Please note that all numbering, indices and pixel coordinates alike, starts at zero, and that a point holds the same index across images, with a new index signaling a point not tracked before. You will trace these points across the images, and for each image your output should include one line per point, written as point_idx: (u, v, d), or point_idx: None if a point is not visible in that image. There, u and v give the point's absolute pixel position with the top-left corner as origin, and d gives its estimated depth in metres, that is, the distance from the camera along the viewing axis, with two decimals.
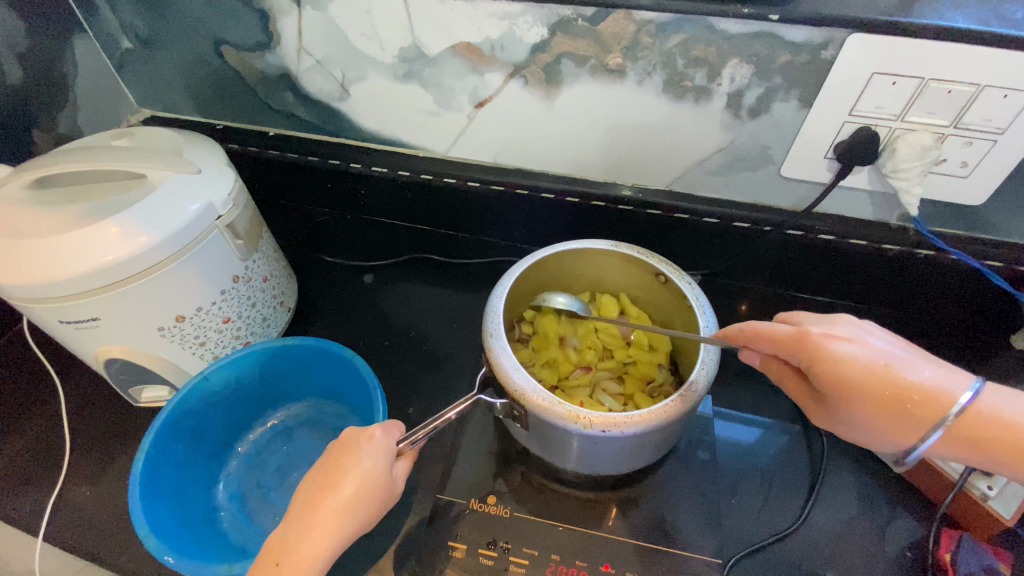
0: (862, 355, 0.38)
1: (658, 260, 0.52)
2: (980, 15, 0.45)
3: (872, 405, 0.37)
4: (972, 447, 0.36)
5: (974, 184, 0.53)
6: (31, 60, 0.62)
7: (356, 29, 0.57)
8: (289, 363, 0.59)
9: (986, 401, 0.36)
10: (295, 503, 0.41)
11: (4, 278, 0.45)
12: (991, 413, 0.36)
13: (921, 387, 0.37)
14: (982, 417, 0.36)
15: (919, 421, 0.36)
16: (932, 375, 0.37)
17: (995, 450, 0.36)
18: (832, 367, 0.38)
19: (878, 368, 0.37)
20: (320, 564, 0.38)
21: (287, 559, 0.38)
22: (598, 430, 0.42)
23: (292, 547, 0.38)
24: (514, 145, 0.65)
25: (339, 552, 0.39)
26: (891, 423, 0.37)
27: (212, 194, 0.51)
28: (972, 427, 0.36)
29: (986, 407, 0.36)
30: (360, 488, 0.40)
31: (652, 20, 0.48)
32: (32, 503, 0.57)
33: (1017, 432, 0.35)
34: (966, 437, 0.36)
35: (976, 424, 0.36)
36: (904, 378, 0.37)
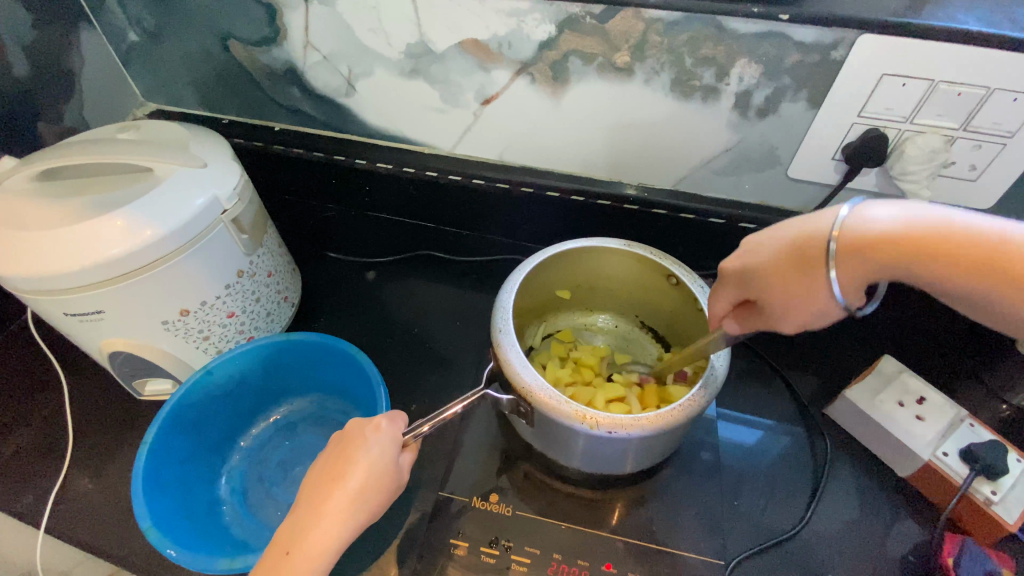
0: (763, 239, 0.41)
1: (672, 262, 0.51)
2: (992, 17, 0.44)
3: (780, 270, 0.38)
4: (895, 256, 0.35)
5: (982, 187, 0.52)
6: (37, 51, 0.62)
7: (364, 25, 0.56)
8: (295, 360, 0.59)
9: (856, 221, 0.36)
10: (303, 494, 0.41)
11: (10, 271, 0.46)
12: (860, 227, 0.36)
13: (817, 227, 0.38)
14: (869, 230, 0.35)
15: (820, 267, 0.36)
16: (832, 214, 0.38)
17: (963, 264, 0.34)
18: (734, 271, 0.41)
19: (767, 245, 0.40)
20: (331, 553, 0.38)
21: (297, 547, 0.38)
22: (604, 431, 0.42)
23: (301, 535, 0.38)
24: (520, 142, 0.64)
25: (349, 542, 0.39)
26: (798, 282, 0.37)
27: (218, 188, 0.51)
28: (852, 253, 0.36)
29: (856, 223, 0.36)
30: (368, 479, 0.40)
31: (661, 18, 0.48)
32: (35, 495, 0.57)
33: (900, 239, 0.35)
34: (878, 249, 0.35)
35: (885, 234, 0.35)
36: (804, 233, 0.38)
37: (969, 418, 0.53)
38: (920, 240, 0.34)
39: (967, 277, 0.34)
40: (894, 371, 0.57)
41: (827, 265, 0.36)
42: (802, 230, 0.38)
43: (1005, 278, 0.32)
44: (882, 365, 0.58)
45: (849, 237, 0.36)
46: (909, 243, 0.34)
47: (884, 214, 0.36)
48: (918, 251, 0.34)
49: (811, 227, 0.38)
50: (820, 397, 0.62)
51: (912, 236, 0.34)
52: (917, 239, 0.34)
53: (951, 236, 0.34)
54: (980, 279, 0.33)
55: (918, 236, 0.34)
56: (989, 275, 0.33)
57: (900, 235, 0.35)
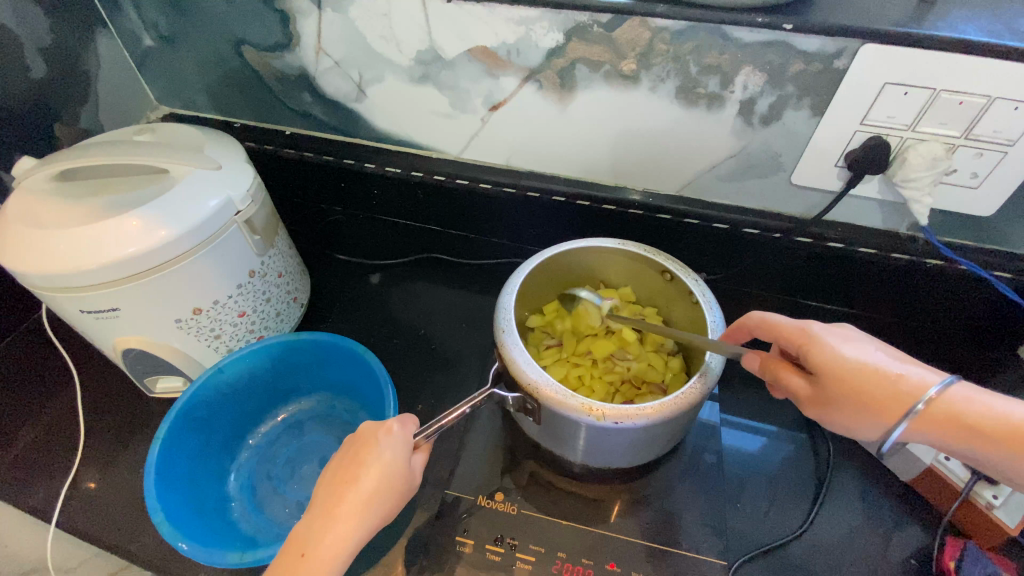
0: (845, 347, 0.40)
1: (665, 258, 0.53)
2: (992, 28, 0.45)
3: (862, 399, 0.38)
4: (958, 440, 0.37)
5: (984, 195, 0.53)
6: (55, 55, 0.63)
7: (375, 32, 0.58)
8: (302, 357, 0.60)
9: (957, 395, 0.37)
10: (317, 495, 0.41)
11: (29, 269, 0.47)
12: (959, 403, 0.37)
13: (913, 381, 0.38)
14: (957, 405, 0.37)
15: (897, 416, 0.37)
16: (932, 377, 0.38)
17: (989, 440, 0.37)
18: (821, 355, 0.40)
19: (855, 354, 0.39)
20: (345, 554, 0.39)
21: (312, 548, 0.38)
22: (611, 423, 0.42)
23: (316, 539, 0.39)
24: (527, 147, 0.65)
25: (363, 543, 0.40)
26: (871, 415, 0.38)
27: (232, 189, 0.52)
28: (936, 418, 0.37)
29: (955, 399, 0.37)
30: (382, 482, 0.41)
31: (667, 28, 0.49)
32: (47, 489, 0.58)
33: (954, 414, 0.37)
34: (968, 425, 0.37)
35: (967, 414, 0.37)
36: (890, 376, 0.38)
37: None
38: (980, 426, 0.37)
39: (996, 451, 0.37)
40: None
41: (908, 417, 0.37)
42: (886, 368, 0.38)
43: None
44: None
45: (942, 403, 0.37)
46: (973, 417, 0.37)
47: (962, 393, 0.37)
48: (978, 422, 0.37)
49: (902, 381, 0.38)
50: None
51: (984, 420, 0.37)
52: (986, 422, 0.37)
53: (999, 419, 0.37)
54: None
55: (999, 429, 0.36)
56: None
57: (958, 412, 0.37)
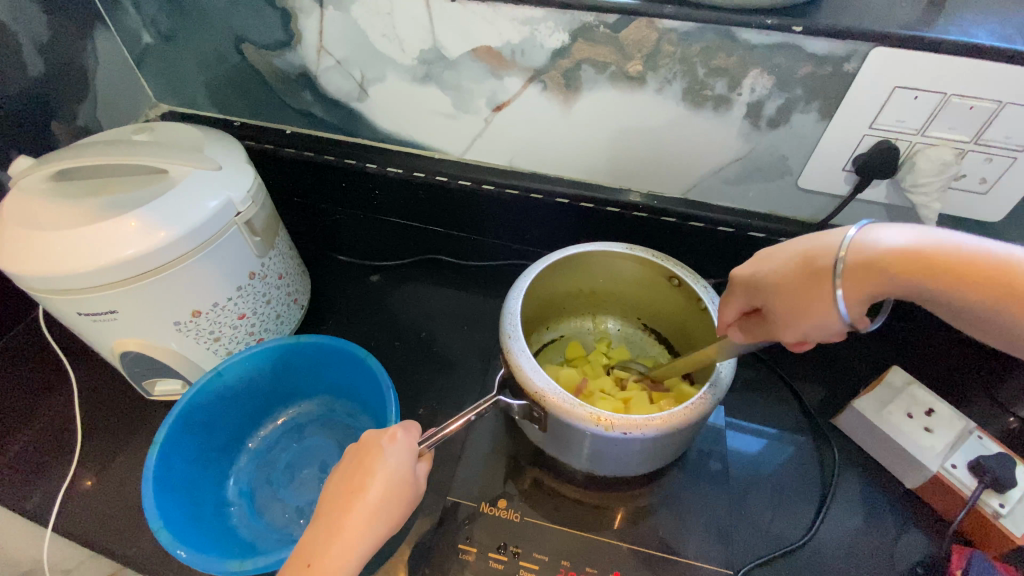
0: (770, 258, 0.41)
1: (673, 263, 0.52)
2: (1005, 32, 0.44)
3: (789, 286, 0.38)
4: (901, 267, 0.34)
5: (993, 200, 0.52)
6: (53, 52, 0.63)
7: (378, 31, 0.57)
8: (304, 361, 0.59)
9: (865, 239, 0.36)
10: (322, 505, 0.41)
11: (25, 270, 0.46)
12: (867, 246, 0.36)
13: (828, 245, 0.37)
14: (874, 248, 0.35)
15: (829, 283, 0.36)
16: (840, 235, 0.38)
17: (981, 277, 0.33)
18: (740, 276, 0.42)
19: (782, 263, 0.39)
20: (350, 565, 0.38)
21: (316, 559, 0.38)
22: (619, 433, 0.42)
23: (320, 550, 0.38)
24: (530, 149, 0.65)
25: (367, 554, 0.39)
26: (806, 299, 0.37)
27: (232, 190, 0.51)
28: (862, 261, 0.35)
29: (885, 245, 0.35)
30: (386, 492, 0.40)
31: (674, 29, 0.49)
32: (44, 492, 0.58)
33: (930, 256, 0.34)
34: (886, 267, 0.35)
35: (888, 248, 0.35)
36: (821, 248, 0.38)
37: (978, 430, 0.53)
38: (912, 258, 0.34)
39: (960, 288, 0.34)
40: (903, 384, 0.57)
41: (834, 280, 0.36)
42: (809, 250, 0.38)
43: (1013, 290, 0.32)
44: (891, 378, 0.57)
45: (860, 247, 0.36)
46: (906, 253, 0.35)
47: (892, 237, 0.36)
48: (911, 250, 0.35)
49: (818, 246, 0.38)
50: (828, 407, 0.62)
51: (908, 253, 0.35)
52: (912, 246, 0.35)
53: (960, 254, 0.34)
54: (966, 286, 0.33)
55: (909, 253, 0.34)
56: (982, 291, 0.33)
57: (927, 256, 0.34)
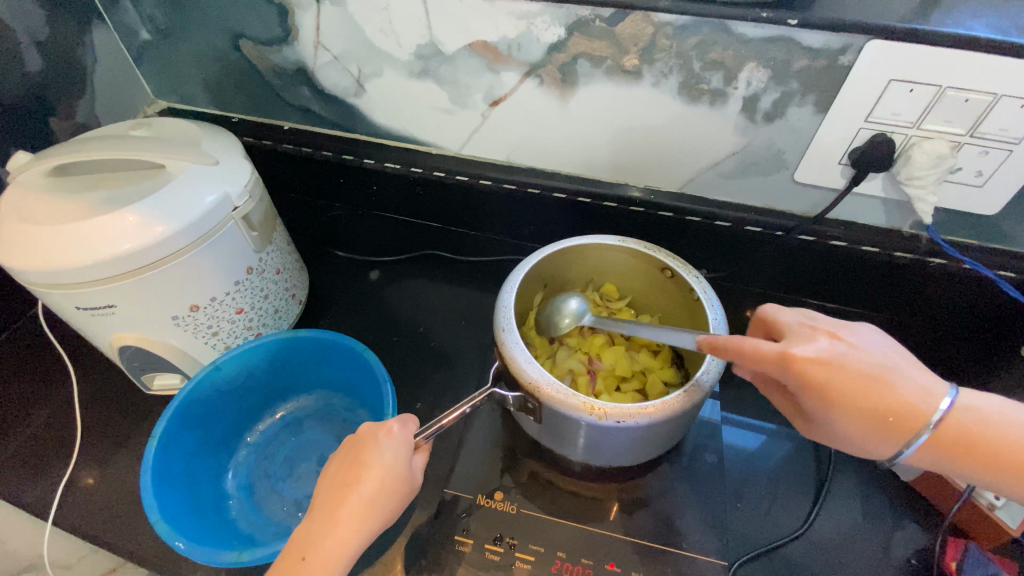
0: (848, 359, 0.37)
1: (666, 255, 0.52)
2: (999, 24, 0.44)
3: (867, 414, 0.36)
4: (965, 452, 0.36)
5: (989, 193, 0.52)
6: (51, 48, 0.63)
7: (374, 26, 0.57)
8: (301, 354, 0.60)
9: (961, 417, 0.36)
10: (319, 498, 0.41)
11: (24, 266, 0.46)
12: (969, 420, 0.36)
13: (910, 396, 0.36)
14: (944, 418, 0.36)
15: (915, 430, 0.36)
16: (942, 395, 0.37)
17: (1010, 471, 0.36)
18: (800, 371, 0.37)
19: (858, 367, 0.36)
20: (347, 556, 0.38)
21: (313, 550, 0.38)
22: (612, 422, 0.42)
23: (317, 541, 0.38)
24: (527, 144, 0.65)
25: (364, 546, 0.40)
26: (851, 422, 0.37)
27: (229, 185, 0.52)
28: (945, 439, 0.36)
29: (961, 422, 0.36)
30: (382, 484, 0.41)
31: (670, 23, 0.49)
32: (44, 486, 0.58)
33: (980, 444, 0.36)
34: (968, 443, 0.36)
35: (977, 441, 0.36)
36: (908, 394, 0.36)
37: None
38: (980, 441, 0.36)
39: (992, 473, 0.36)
40: None
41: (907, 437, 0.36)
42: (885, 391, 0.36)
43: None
44: None
45: (951, 418, 0.36)
46: (955, 421, 0.36)
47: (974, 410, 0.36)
48: (956, 426, 0.36)
49: (897, 391, 0.36)
50: None
51: (972, 425, 0.36)
52: (974, 423, 0.36)
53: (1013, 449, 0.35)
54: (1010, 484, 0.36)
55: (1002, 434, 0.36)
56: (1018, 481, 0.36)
57: (984, 440, 0.36)
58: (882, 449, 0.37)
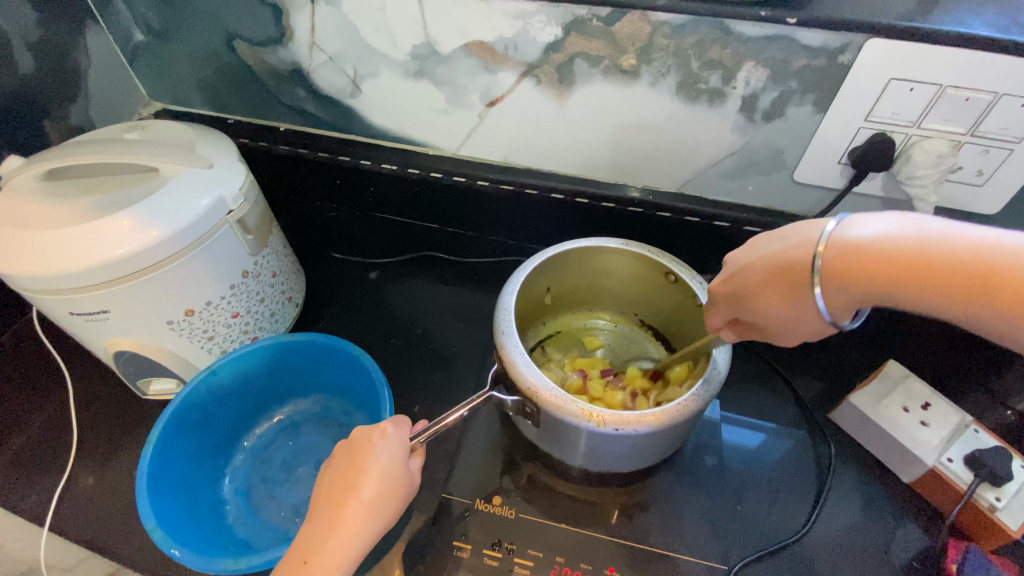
0: (744, 258, 0.42)
1: (669, 259, 0.52)
2: (1000, 22, 0.44)
3: (770, 283, 0.39)
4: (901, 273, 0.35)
5: (989, 192, 0.52)
6: (44, 50, 0.62)
7: (370, 26, 0.56)
8: (299, 359, 0.59)
9: (842, 237, 0.37)
10: (315, 505, 0.41)
11: (16, 271, 0.46)
12: (848, 241, 0.36)
13: (805, 241, 0.38)
14: (850, 245, 0.36)
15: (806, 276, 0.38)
16: (827, 224, 0.38)
17: (898, 286, 0.35)
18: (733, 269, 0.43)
19: (754, 263, 0.41)
20: (346, 563, 0.38)
21: (312, 558, 0.38)
22: (611, 429, 0.42)
23: (314, 549, 0.38)
24: (524, 144, 0.64)
25: (363, 553, 0.39)
26: (784, 296, 0.39)
27: (224, 188, 0.51)
28: (846, 262, 0.36)
29: (844, 240, 0.36)
30: (379, 491, 0.40)
31: (668, 22, 0.48)
32: (40, 493, 0.58)
33: (910, 254, 0.34)
34: (865, 260, 0.35)
35: (870, 252, 0.35)
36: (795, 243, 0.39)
37: (975, 423, 0.53)
38: (922, 262, 0.34)
39: (933, 294, 0.34)
40: (899, 376, 0.57)
41: (812, 279, 0.37)
42: (782, 247, 0.40)
43: (1004, 298, 0.32)
44: (888, 369, 0.57)
45: (839, 254, 0.36)
46: (908, 247, 0.35)
47: (874, 228, 0.36)
48: (912, 253, 0.34)
49: (800, 243, 0.39)
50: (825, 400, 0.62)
51: (905, 249, 0.35)
52: (939, 248, 0.34)
53: (940, 250, 0.34)
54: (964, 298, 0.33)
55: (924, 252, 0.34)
56: (1000, 298, 0.32)
57: (886, 247, 0.35)
58: (806, 310, 0.39)
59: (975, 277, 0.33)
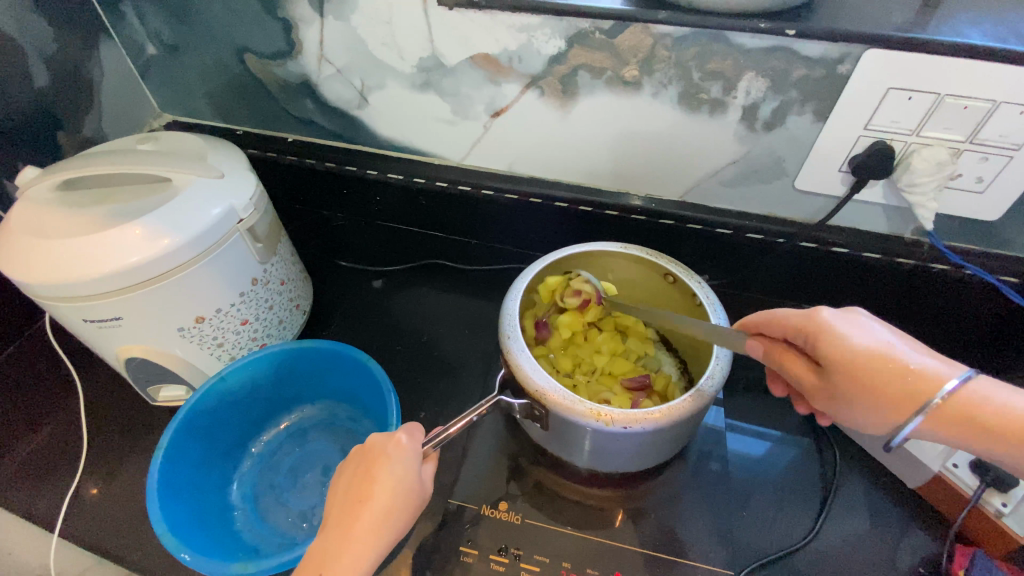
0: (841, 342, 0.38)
1: (668, 260, 0.53)
2: (997, 32, 0.45)
3: (874, 394, 0.36)
4: (1009, 446, 0.34)
5: (987, 199, 0.53)
6: (58, 63, 0.64)
7: (378, 39, 0.58)
8: (305, 364, 0.60)
9: (971, 390, 0.35)
10: (329, 515, 0.41)
11: (31, 279, 0.47)
12: (973, 398, 0.35)
13: (933, 377, 0.35)
14: (970, 401, 0.34)
15: (910, 409, 0.35)
16: (951, 371, 0.35)
17: (988, 437, 0.34)
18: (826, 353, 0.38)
19: (861, 352, 0.37)
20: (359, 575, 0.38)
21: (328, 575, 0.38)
22: (619, 428, 0.42)
23: (327, 559, 0.38)
24: (528, 153, 0.65)
25: (380, 563, 0.40)
26: (858, 393, 0.37)
27: (235, 198, 0.52)
28: (957, 413, 0.35)
29: (975, 392, 0.35)
30: (394, 500, 0.41)
31: (669, 34, 0.49)
32: (49, 498, 0.58)
33: (965, 418, 0.34)
34: (976, 421, 0.34)
35: (1008, 410, 0.34)
36: (905, 366, 0.36)
37: None
38: None
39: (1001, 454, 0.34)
40: None
41: (917, 411, 0.35)
42: (910, 368, 0.36)
43: None
44: None
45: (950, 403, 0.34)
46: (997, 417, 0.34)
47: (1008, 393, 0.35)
48: (1004, 418, 0.34)
49: (917, 375, 0.35)
50: None
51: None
52: (1011, 415, 0.34)
53: None
54: None
55: None
56: None
57: (973, 415, 0.34)
58: (877, 419, 0.37)
59: None
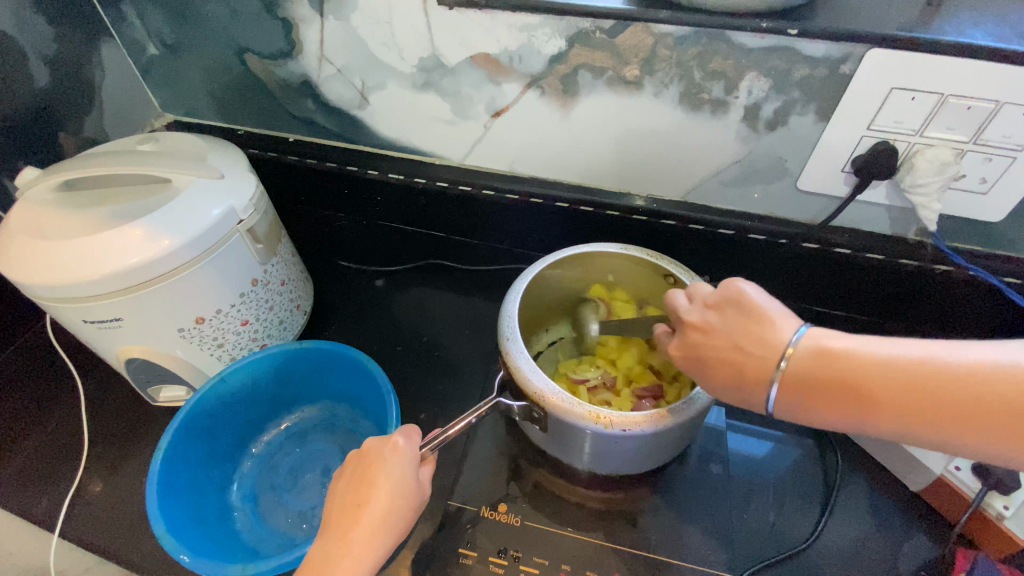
0: (715, 318, 0.38)
1: (669, 262, 0.52)
2: (1001, 32, 0.44)
3: (724, 369, 0.37)
4: (876, 399, 0.31)
5: (990, 199, 0.52)
6: (59, 63, 0.64)
7: (378, 39, 0.58)
8: (305, 365, 0.60)
9: (815, 342, 0.34)
10: (327, 517, 0.41)
11: (31, 280, 0.47)
12: (823, 348, 0.33)
13: (774, 337, 0.35)
14: (815, 358, 0.33)
15: (763, 378, 0.35)
16: (789, 326, 0.35)
17: (843, 398, 0.33)
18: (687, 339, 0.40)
19: (724, 330, 0.37)
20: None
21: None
22: (618, 430, 0.42)
23: (325, 561, 0.38)
24: (528, 153, 0.65)
25: (378, 565, 0.39)
26: (732, 376, 0.37)
27: (234, 199, 0.52)
28: (808, 370, 0.34)
29: (815, 346, 0.34)
30: (391, 502, 0.41)
31: (670, 33, 0.49)
32: (50, 498, 0.58)
33: (823, 377, 0.33)
34: (835, 380, 0.33)
35: (854, 364, 0.32)
36: (767, 331, 0.36)
37: None
38: (894, 387, 0.31)
39: (887, 415, 0.32)
40: None
41: (774, 372, 0.35)
42: (757, 332, 0.36)
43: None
44: None
45: (804, 354, 0.34)
46: (853, 369, 0.32)
47: (862, 341, 0.33)
48: (860, 371, 0.32)
49: (767, 333, 0.36)
50: None
51: (892, 375, 0.31)
52: (876, 361, 0.32)
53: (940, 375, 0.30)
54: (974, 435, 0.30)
55: (905, 379, 0.31)
56: None
57: (831, 369, 0.33)
58: (751, 398, 0.36)
59: (933, 402, 0.30)
